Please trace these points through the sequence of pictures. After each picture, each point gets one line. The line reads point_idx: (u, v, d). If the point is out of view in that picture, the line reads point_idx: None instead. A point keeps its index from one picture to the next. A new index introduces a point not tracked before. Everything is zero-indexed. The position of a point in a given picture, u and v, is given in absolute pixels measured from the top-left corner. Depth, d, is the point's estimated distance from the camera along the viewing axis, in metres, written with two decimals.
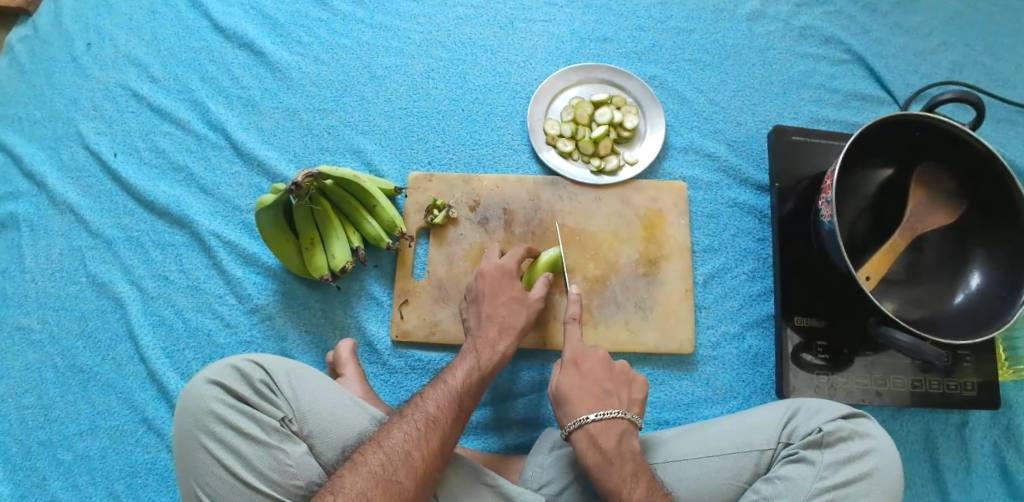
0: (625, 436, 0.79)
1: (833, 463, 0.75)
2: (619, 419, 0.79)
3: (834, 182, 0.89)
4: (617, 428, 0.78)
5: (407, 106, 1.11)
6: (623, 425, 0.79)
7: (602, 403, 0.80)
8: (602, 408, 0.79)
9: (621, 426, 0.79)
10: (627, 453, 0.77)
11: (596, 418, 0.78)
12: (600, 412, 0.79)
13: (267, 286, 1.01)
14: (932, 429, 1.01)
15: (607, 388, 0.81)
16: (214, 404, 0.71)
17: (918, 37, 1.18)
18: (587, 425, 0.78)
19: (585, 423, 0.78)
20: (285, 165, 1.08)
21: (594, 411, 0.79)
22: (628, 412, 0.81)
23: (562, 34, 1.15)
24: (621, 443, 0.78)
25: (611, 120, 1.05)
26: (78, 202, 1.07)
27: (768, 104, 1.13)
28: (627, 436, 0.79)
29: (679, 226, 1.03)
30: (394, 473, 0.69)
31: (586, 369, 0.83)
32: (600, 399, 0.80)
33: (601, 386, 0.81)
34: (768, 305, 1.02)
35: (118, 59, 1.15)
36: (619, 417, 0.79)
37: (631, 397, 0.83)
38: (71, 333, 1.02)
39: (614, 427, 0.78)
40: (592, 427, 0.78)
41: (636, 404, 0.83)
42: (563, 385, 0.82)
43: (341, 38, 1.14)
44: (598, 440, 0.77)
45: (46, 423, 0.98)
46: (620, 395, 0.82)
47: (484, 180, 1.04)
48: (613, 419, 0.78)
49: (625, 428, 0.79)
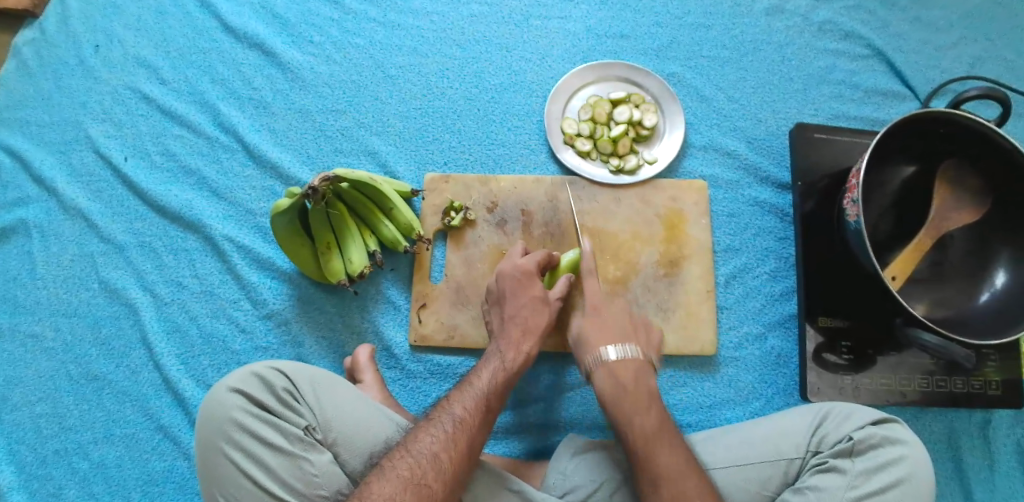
0: (642, 374, 0.81)
1: (864, 471, 0.76)
2: (637, 359, 0.81)
3: (860, 181, 0.87)
4: (634, 365, 0.81)
5: (421, 106, 1.09)
6: (639, 362, 0.82)
7: (625, 340, 0.83)
8: (622, 344, 0.82)
9: (639, 364, 0.81)
10: (645, 389, 0.80)
11: (616, 352, 0.81)
12: (619, 347, 0.82)
13: (283, 291, 1.00)
14: (955, 429, 1.00)
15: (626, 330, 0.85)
16: (237, 412, 0.70)
17: (939, 31, 1.16)
18: (606, 360, 0.81)
19: (604, 358, 0.81)
20: (298, 167, 1.06)
21: (614, 345, 0.82)
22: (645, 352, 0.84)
23: (578, 30, 1.13)
24: (639, 379, 0.80)
25: (630, 119, 1.03)
26: (88, 206, 1.05)
27: (788, 101, 1.11)
28: (644, 375, 0.81)
29: (700, 227, 1.01)
30: (422, 476, 0.69)
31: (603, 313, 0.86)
32: (622, 334, 0.84)
33: (621, 327, 0.84)
34: (791, 304, 1.00)
35: (126, 61, 1.13)
36: (637, 354, 0.82)
37: (650, 340, 0.87)
38: (84, 341, 1.00)
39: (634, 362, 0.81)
40: (613, 363, 0.81)
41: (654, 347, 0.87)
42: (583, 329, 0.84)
43: (353, 37, 1.13)
44: (617, 374, 0.80)
45: (60, 431, 0.96)
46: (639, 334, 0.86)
47: (501, 181, 1.02)
48: (632, 357, 0.81)
49: (642, 365, 0.82)
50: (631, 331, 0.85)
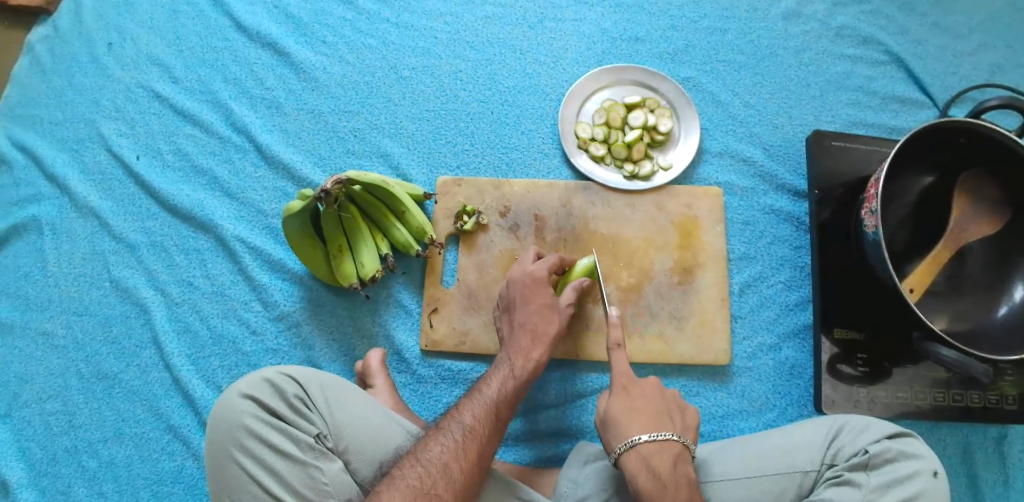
0: (679, 462, 0.73)
1: (879, 487, 0.74)
2: (674, 444, 0.73)
3: (880, 191, 0.86)
4: (670, 452, 0.72)
5: (434, 108, 1.08)
6: (676, 449, 0.73)
7: (658, 425, 0.75)
8: (655, 429, 0.74)
9: (675, 450, 0.73)
10: (684, 481, 0.71)
11: (650, 438, 0.72)
12: (653, 433, 0.73)
13: (294, 293, 0.99)
14: (970, 443, 0.99)
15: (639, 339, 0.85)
16: (248, 419, 0.70)
17: (959, 38, 1.14)
18: (639, 446, 0.72)
19: (637, 444, 0.72)
20: (310, 169, 1.05)
21: (647, 431, 0.74)
22: (682, 437, 0.75)
23: (593, 33, 1.12)
24: (676, 471, 0.71)
25: (645, 123, 1.02)
26: (101, 205, 1.05)
27: (805, 107, 1.09)
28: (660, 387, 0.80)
29: (714, 234, 1.00)
30: (432, 486, 0.68)
31: (633, 395, 0.78)
32: (656, 419, 0.75)
33: (651, 407, 0.77)
34: (805, 315, 0.99)
35: (139, 59, 1.13)
36: (672, 439, 0.73)
37: (685, 423, 0.78)
38: (95, 339, 1.00)
39: (670, 447, 0.73)
40: (645, 448, 0.72)
41: (689, 428, 0.78)
42: (614, 414, 0.76)
43: (366, 37, 1.12)
44: (652, 462, 0.71)
45: (71, 429, 0.97)
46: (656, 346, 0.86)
47: (514, 185, 1.01)
48: (668, 442, 0.73)
49: (679, 452, 0.73)
50: (663, 414, 0.76)
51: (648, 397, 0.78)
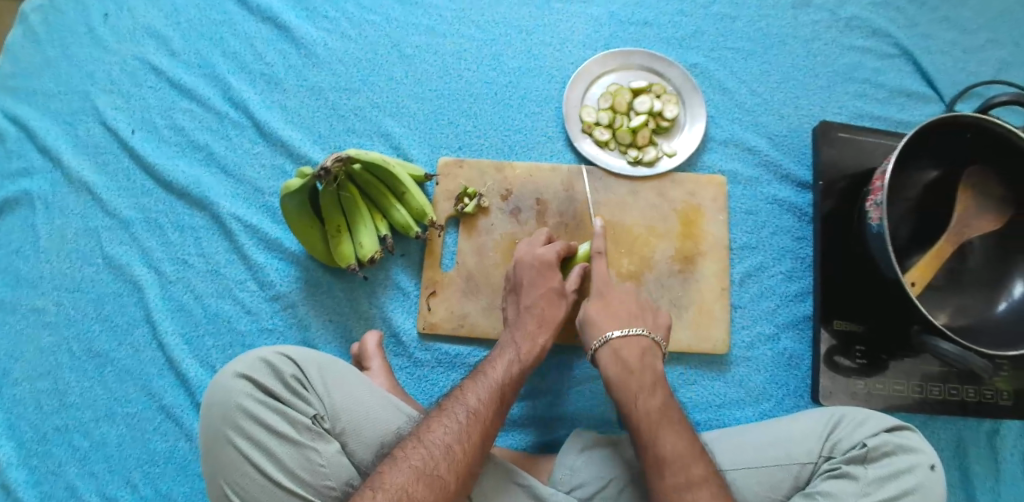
0: (647, 354, 0.84)
1: (876, 479, 0.75)
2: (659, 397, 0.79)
3: (887, 183, 0.85)
4: (639, 344, 0.84)
5: (436, 88, 1.06)
6: (645, 342, 0.85)
7: (631, 323, 0.86)
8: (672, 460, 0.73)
9: (644, 344, 0.85)
10: (649, 367, 0.83)
11: (620, 334, 0.84)
12: (624, 329, 0.85)
13: (290, 273, 0.98)
14: (963, 437, 1.00)
15: (642, 364, 0.83)
16: (244, 400, 0.69)
17: (967, 32, 1.13)
18: (611, 341, 0.84)
19: (609, 339, 0.84)
20: (309, 147, 1.03)
21: (618, 328, 0.85)
22: (652, 334, 0.87)
23: (599, 16, 1.10)
24: (664, 424, 0.76)
25: (650, 109, 1.00)
26: (94, 180, 1.03)
27: (811, 97, 1.08)
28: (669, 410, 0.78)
29: (717, 223, 0.99)
30: (435, 467, 0.68)
31: (612, 301, 0.89)
32: (629, 319, 0.86)
33: (627, 310, 0.87)
34: (806, 306, 0.99)
35: (135, 31, 1.10)
36: (641, 334, 0.85)
37: (658, 322, 0.89)
38: (87, 317, 0.98)
39: (637, 342, 0.84)
40: (616, 342, 0.84)
41: (661, 329, 0.89)
42: (590, 312, 0.87)
43: (368, 14, 1.09)
44: (622, 353, 0.83)
45: (62, 408, 0.95)
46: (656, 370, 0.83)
47: (517, 169, 1.00)
48: (636, 337, 0.84)
49: (647, 346, 0.85)
50: (637, 314, 0.88)
51: (626, 303, 0.89)
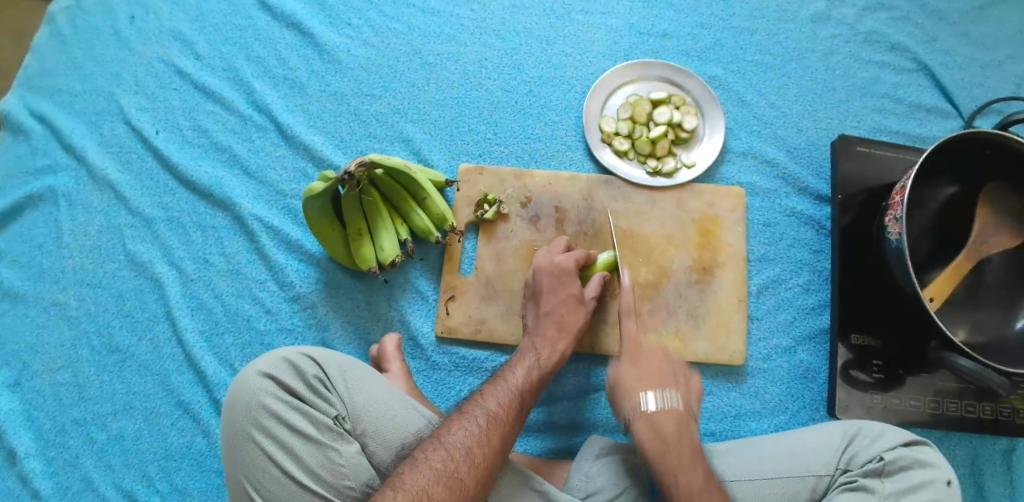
0: (668, 382, 0.83)
1: (894, 493, 0.75)
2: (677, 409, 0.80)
3: (906, 197, 0.85)
4: (674, 414, 0.80)
5: (458, 95, 1.07)
6: (679, 412, 0.80)
7: (664, 387, 0.82)
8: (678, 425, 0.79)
9: (678, 415, 0.80)
10: (686, 436, 0.79)
11: (656, 403, 0.80)
12: (659, 398, 0.81)
13: (310, 274, 0.99)
14: (979, 454, 0.99)
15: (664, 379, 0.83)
16: (267, 398, 0.70)
17: (987, 49, 1.13)
18: (647, 412, 0.80)
19: (646, 410, 0.80)
20: (331, 150, 1.04)
21: (654, 398, 0.81)
22: (685, 399, 0.83)
23: (620, 27, 1.11)
24: (681, 433, 0.78)
25: (670, 120, 1.01)
26: (118, 179, 1.05)
27: (830, 111, 1.09)
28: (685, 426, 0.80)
29: (735, 234, 1.00)
30: (455, 469, 0.69)
31: (642, 362, 0.85)
32: (661, 381, 0.83)
33: (659, 372, 0.84)
34: (822, 319, 0.99)
35: (162, 33, 1.12)
36: (676, 404, 0.80)
37: (688, 387, 0.85)
38: (108, 312, 1.00)
39: (673, 411, 0.80)
40: (653, 414, 0.80)
41: (693, 394, 0.85)
42: (623, 380, 0.84)
43: (391, 21, 1.11)
44: (658, 424, 0.79)
45: (81, 401, 0.96)
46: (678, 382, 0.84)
47: (536, 176, 1.01)
48: (672, 408, 0.80)
49: (682, 415, 0.80)
50: (669, 377, 0.84)
51: (657, 365, 0.85)
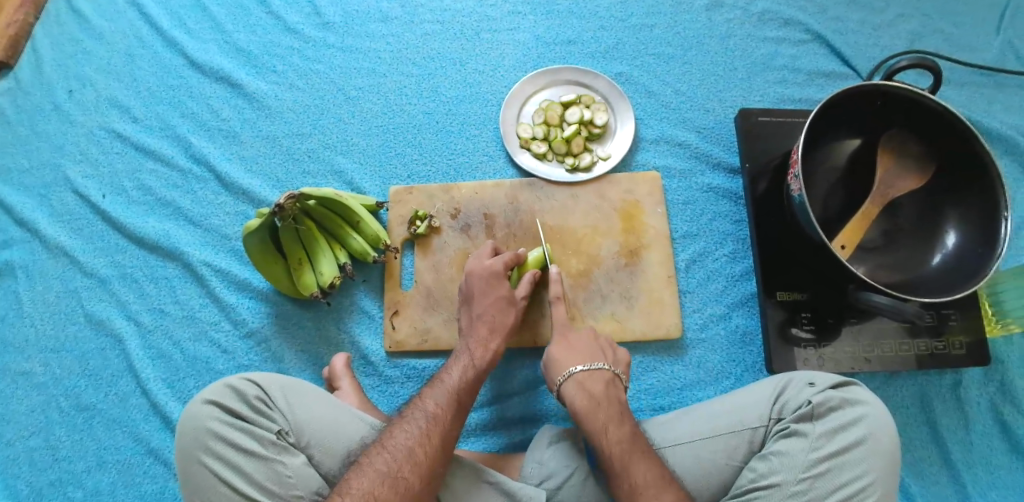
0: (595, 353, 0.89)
1: (824, 433, 0.79)
2: (604, 370, 0.85)
3: (799, 158, 0.91)
4: (602, 377, 0.85)
5: (382, 123, 1.14)
6: (607, 375, 0.85)
7: (592, 359, 0.87)
8: (589, 361, 0.87)
9: (606, 376, 0.85)
10: (615, 398, 0.83)
11: (583, 368, 0.85)
12: (587, 363, 0.86)
13: (260, 310, 1.04)
14: (927, 391, 1.03)
15: (592, 351, 0.89)
16: (212, 422, 0.74)
17: (876, 11, 1.21)
18: (575, 375, 0.85)
19: (574, 373, 0.85)
20: (269, 191, 1.10)
21: (581, 363, 0.86)
22: (613, 367, 0.88)
23: (527, 40, 1.18)
24: (608, 389, 0.84)
25: (581, 119, 1.07)
26: (70, 244, 1.10)
27: (733, 89, 1.15)
28: (613, 386, 0.85)
29: (656, 215, 1.05)
30: (399, 470, 0.72)
31: (572, 338, 0.91)
32: (591, 354, 0.88)
33: (587, 346, 0.89)
34: (751, 283, 1.03)
35: (101, 103, 1.18)
36: (603, 367, 0.86)
37: (617, 358, 0.90)
38: (73, 374, 1.04)
39: (600, 373, 0.85)
40: (580, 376, 0.85)
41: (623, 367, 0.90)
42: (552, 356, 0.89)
43: (314, 63, 1.18)
44: (586, 385, 0.84)
45: (55, 463, 0.99)
46: (607, 354, 0.89)
47: (463, 188, 1.07)
48: (598, 371, 0.85)
49: (610, 378, 0.85)
50: (597, 349, 0.89)
51: (583, 342, 0.90)
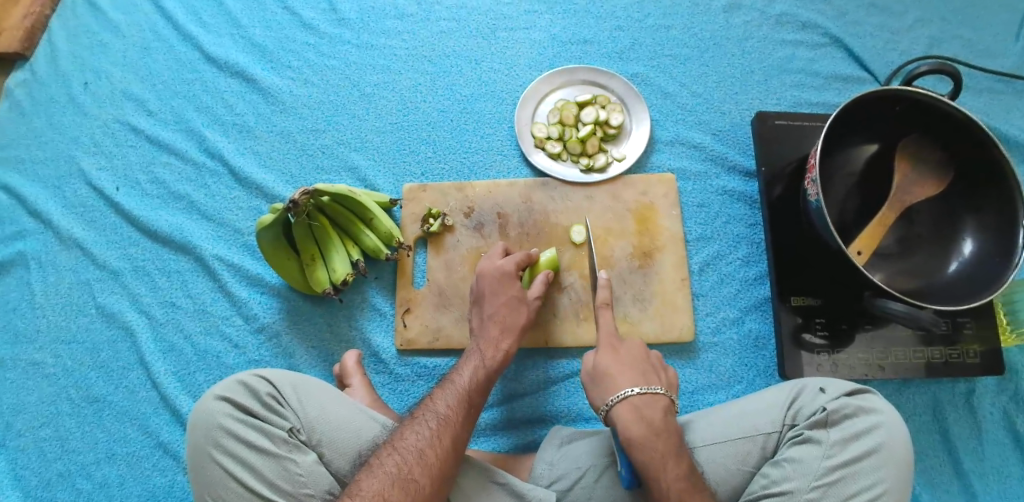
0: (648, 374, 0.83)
1: (839, 441, 0.78)
2: (661, 396, 0.80)
3: (817, 162, 0.90)
4: (660, 403, 0.79)
5: (397, 121, 1.13)
6: (664, 401, 0.80)
7: (648, 380, 0.82)
8: (646, 384, 0.81)
9: (663, 403, 0.80)
10: (671, 428, 0.78)
11: (640, 392, 0.80)
12: (643, 386, 0.80)
13: (272, 305, 1.03)
14: (939, 399, 1.02)
15: (645, 370, 0.83)
16: (223, 418, 0.74)
17: (894, 16, 1.20)
18: (630, 399, 0.79)
19: (628, 397, 0.79)
20: (282, 186, 1.10)
21: (637, 386, 0.81)
22: (668, 391, 0.82)
23: (543, 39, 1.17)
24: (666, 419, 0.78)
25: (597, 119, 1.07)
26: (83, 236, 1.10)
27: (749, 92, 1.15)
28: (669, 413, 0.80)
29: (670, 218, 1.04)
30: (409, 472, 0.72)
31: (622, 354, 0.85)
32: (644, 376, 0.82)
33: (638, 366, 0.84)
34: (764, 288, 1.03)
35: (115, 96, 1.18)
36: (661, 393, 0.80)
37: (666, 379, 0.85)
38: (84, 365, 1.04)
39: (655, 394, 0.80)
40: (637, 401, 0.79)
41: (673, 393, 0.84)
42: (607, 372, 0.83)
43: (329, 59, 1.17)
44: (643, 413, 0.78)
45: (64, 454, 0.99)
46: (660, 375, 0.84)
47: (476, 187, 1.06)
48: (657, 396, 0.80)
49: (666, 404, 0.80)
50: (650, 370, 0.84)
51: (636, 358, 0.85)
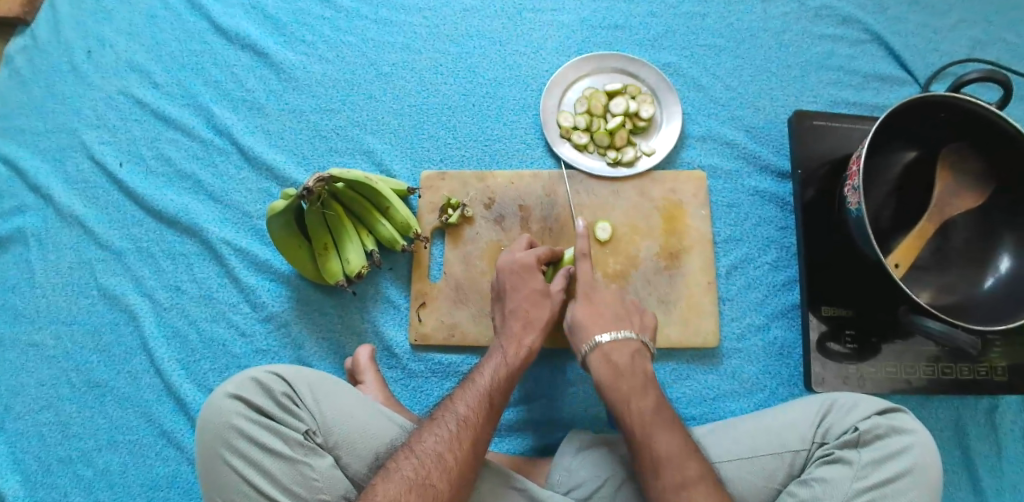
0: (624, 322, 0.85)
1: (871, 462, 0.75)
2: (632, 341, 0.82)
3: (859, 169, 0.86)
4: (629, 347, 0.82)
5: (416, 103, 1.08)
6: (635, 345, 0.82)
7: (619, 326, 0.84)
8: (616, 328, 0.83)
9: (633, 346, 0.82)
10: (640, 369, 0.80)
11: (609, 337, 0.82)
12: (614, 331, 0.83)
13: (282, 293, 0.99)
14: (963, 416, 0.99)
15: (620, 315, 0.85)
16: (236, 419, 0.70)
17: (938, 14, 1.14)
18: (601, 345, 0.82)
19: (599, 343, 0.82)
20: (294, 169, 1.05)
21: (607, 331, 0.83)
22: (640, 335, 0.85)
23: (571, 22, 1.11)
24: (634, 361, 0.81)
25: (626, 110, 1.02)
26: (85, 214, 1.05)
27: (785, 88, 1.09)
28: (640, 357, 0.82)
29: (699, 218, 1.00)
30: (427, 476, 0.69)
31: (598, 303, 0.87)
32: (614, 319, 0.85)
33: (614, 311, 0.85)
34: (794, 294, 0.99)
35: (119, 66, 1.12)
36: (631, 338, 0.83)
37: None
38: (85, 348, 1.00)
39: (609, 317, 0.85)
40: (606, 346, 0.82)
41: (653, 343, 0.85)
42: (579, 318, 0.85)
43: (345, 35, 1.11)
44: (612, 357, 0.81)
45: (64, 439, 0.96)
46: (633, 320, 0.86)
47: (498, 177, 1.02)
48: (627, 340, 0.82)
49: (636, 348, 0.82)
50: (624, 315, 0.86)
51: (610, 304, 0.86)
